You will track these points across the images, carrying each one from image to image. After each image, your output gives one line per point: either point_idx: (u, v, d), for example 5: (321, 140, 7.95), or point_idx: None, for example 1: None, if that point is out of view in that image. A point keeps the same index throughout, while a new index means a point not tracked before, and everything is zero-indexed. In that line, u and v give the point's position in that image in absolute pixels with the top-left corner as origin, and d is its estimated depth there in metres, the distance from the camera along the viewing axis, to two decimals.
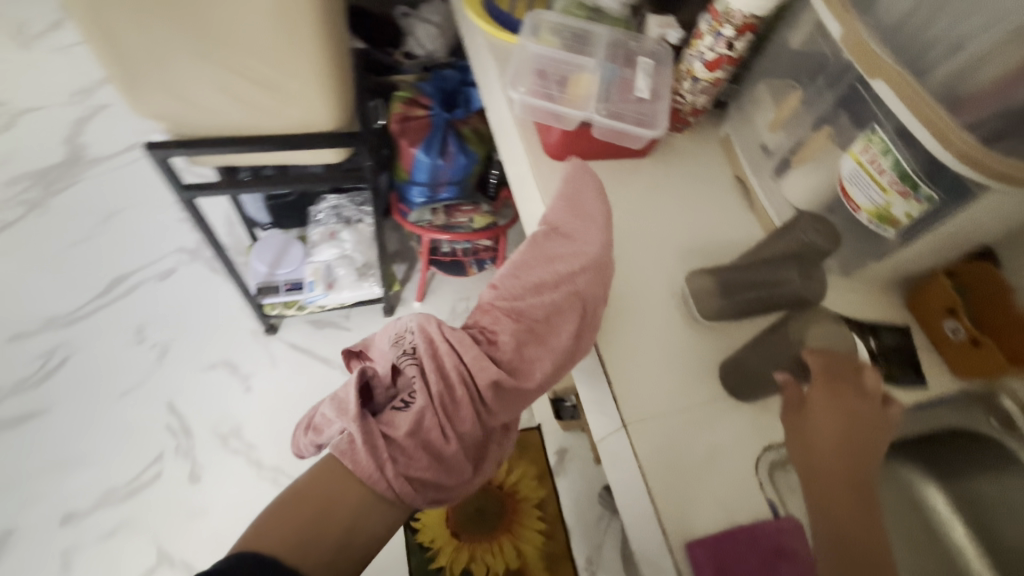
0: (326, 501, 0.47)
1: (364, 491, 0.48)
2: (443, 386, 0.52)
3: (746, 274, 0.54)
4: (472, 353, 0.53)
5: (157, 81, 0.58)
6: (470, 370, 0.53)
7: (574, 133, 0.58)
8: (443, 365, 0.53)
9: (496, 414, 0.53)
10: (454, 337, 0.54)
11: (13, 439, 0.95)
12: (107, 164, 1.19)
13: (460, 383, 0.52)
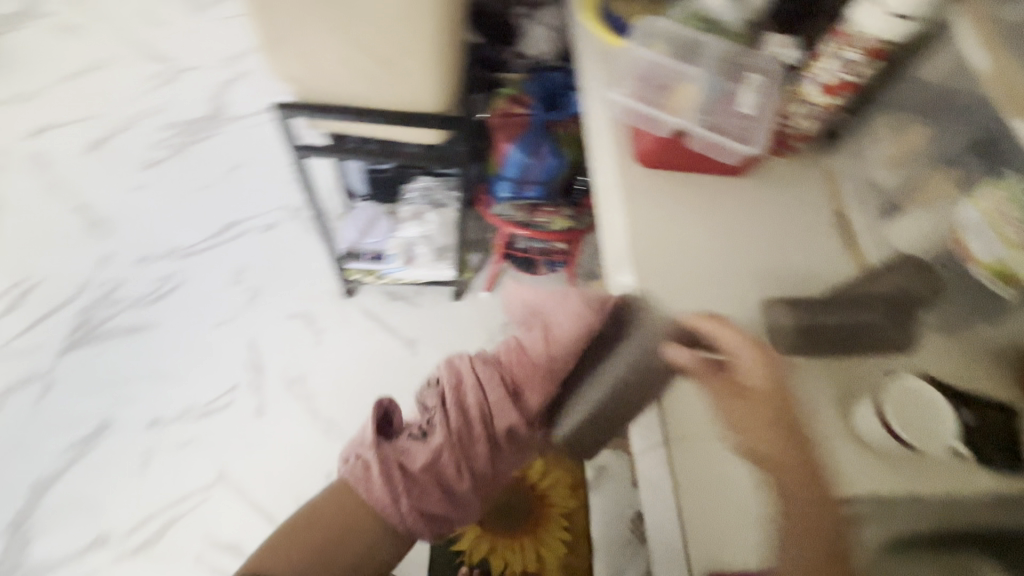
0: (336, 547, 0.62)
1: (368, 536, 0.63)
2: (459, 430, 0.64)
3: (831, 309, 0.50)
4: (496, 404, 0.64)
5: (293, 48, 0.64)
6: (487, 417, 0.65)
7: (666, 142, 0.56)
8: (467, 408, 0.65)
9: (503, 458, 0.67)
10: (477, 381, 0.65)
11: (124, 345, 1.09)
12: (241, 122, 1.34)
13: (477, 423, 0.64)
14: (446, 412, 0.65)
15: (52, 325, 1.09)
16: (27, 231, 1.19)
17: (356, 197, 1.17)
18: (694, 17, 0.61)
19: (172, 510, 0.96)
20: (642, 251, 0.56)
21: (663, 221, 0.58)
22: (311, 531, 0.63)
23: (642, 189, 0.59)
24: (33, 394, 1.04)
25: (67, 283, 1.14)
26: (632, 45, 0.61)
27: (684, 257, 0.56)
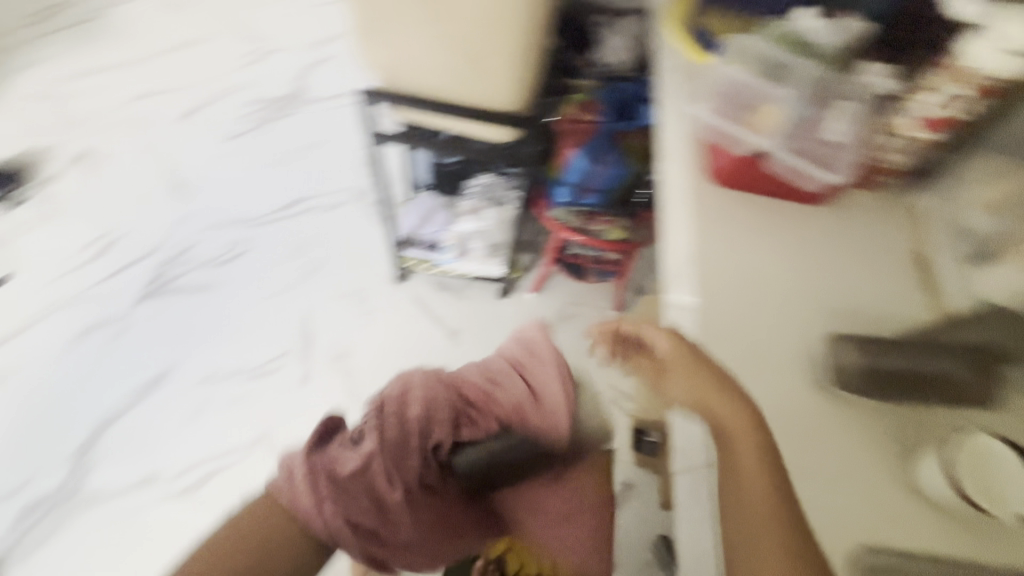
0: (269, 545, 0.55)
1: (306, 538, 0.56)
2: (400, 435, 0.60)
3: (905, 356, 0.47)
4: (440, 420, 0.62)
5: (385, 36, 0.67)
6: (437, 421, 0.62)
7: (747, 162, 0.56)
8: (406, 419, 0.61)
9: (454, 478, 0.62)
10: (430, 388, 0.64)
11: (189, 302, 1.15)
12: (319, 105, 1.41)
13: (415, 435, 0.61)
14: (383, 418, 0.61)
15: (127, 277, 1.17)
16: (117, 185, 1.27)
17: (419, 186, 1.21)
18: (783, 39, 0.58)
19: (216, 462, 1.01)
20: (705, 269, 0.55)
21: (729, 241, 0.57)
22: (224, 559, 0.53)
23: (710, 209, 0.59)
24: (107, 337, 1.11)
25: (146, 239, 1.22)
26: (719, 63, 0.60)
27: (747, 279, 0.55)
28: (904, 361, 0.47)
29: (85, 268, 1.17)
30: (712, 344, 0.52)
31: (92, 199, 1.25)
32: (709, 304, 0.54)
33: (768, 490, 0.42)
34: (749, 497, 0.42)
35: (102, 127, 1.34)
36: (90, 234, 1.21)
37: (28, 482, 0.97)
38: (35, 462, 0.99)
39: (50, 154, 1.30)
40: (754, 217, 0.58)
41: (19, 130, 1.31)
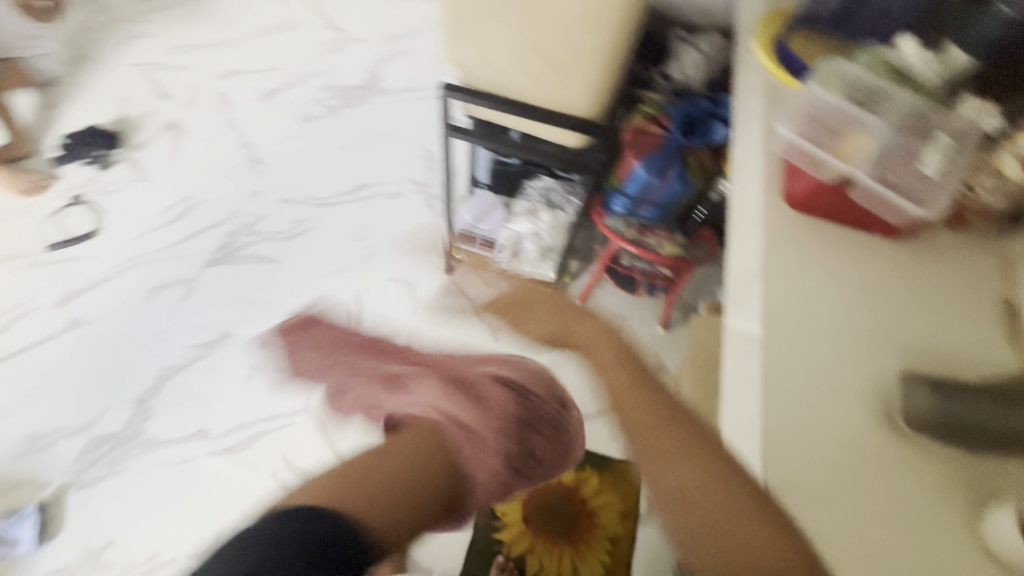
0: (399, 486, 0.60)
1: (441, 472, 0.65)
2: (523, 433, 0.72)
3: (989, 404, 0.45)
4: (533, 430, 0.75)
5: (473, 33, 0.69)
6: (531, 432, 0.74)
7: (829, 188, 0.55)
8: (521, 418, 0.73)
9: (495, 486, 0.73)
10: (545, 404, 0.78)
11: (255, 271, 1.22)
12: (390, 96, 1.46)
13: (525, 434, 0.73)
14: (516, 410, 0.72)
15: (205, 240, 1.25)
16: (199, 156, 1.36)
17: (478, 184, 1.23)
18: (882, 66, 0.56)
19: (262, 425, 1.06)
20: (769, 290, 0.55)
21: (796, 267, 0.56)
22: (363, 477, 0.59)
23: (781, 231, 0.58)
24: (177, 295, 1.18)
25: (222, 207, 1.29)
26: (807, 85, 0.59)
27: (810, 307, 0.53)
28: (987, 420, 0.44)
29: (163, 230, 1.25)
30: (769, 366, 0.51)
31: (177, 167, 1.34)
32: (772, 325, 0.53)
33: (651, 412, 0.54)
34: (644, 425, 0.54)
35: (192, 103, 1.44)
36: (168, 199, 1.29)
37: (98, 417, 1.04)
38: (103, 403, 1.06)
39: (144, 122, 1.41)
40: (828, 243, 0.57)
41: (120, 98, 1.43)
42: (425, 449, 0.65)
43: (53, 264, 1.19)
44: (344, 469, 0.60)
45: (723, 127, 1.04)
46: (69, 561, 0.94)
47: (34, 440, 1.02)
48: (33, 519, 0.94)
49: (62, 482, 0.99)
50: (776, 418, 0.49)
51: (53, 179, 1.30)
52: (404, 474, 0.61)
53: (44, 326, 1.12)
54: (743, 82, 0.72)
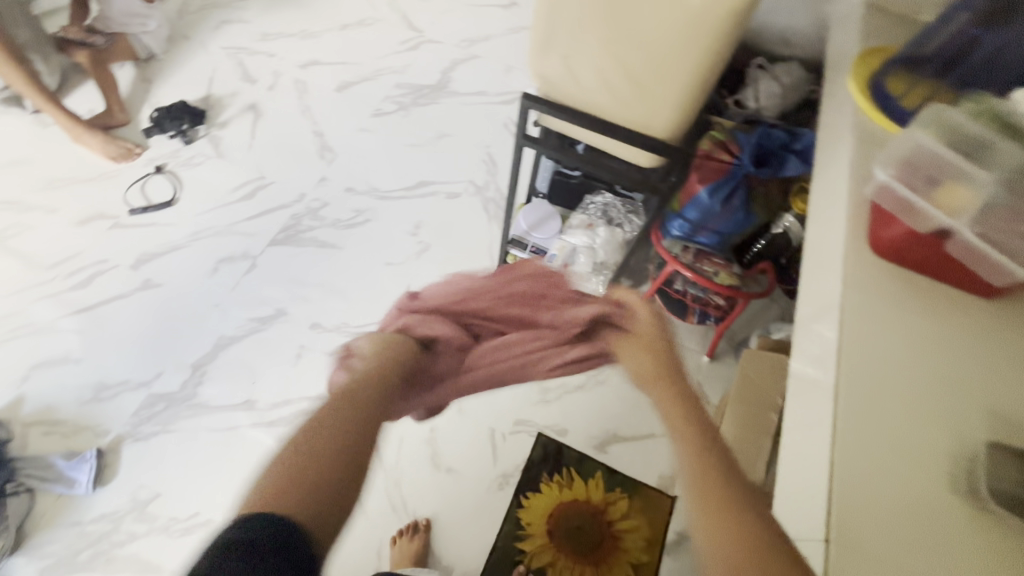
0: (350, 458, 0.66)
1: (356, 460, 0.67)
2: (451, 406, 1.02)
3: None
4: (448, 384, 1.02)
5: (561, 49, 0.69)
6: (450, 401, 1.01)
7: (923, 238, 0.54)
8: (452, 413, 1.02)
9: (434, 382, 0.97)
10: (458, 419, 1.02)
11: (314, 254, 1.26)
12: (458, 98, 1.49)
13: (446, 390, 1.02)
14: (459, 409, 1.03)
15: (271, 219, 1.30)
16: (274, 139, 1.42)
17: (537, 194, 1.24)
18: (988, 117, 0.53)
19: (305, 404, 1.09)
20: (847, 339, 0.54)
21: (879, 317, 0.55)
22: (319, 436, 0.67)
23: (866, 280, 0.57)
24: (239, 269, 1.23)
25: (291, 189, 1.35)
26: (905, 130, 0.56)
27: (889, 361, 0.52)
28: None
29: (234, 206, 1.32)
30: (843, 417, 0.51)
31: (253, 147, 1.41)
32: (847, 375, 0.52)
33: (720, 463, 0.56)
34: (706, 466, 0.56)
35: (273, 87, 1.51)
36: (241, 176, 1.36)
37: (157, 376, 1.11)
38: (164, 362, 1.12)
39: (228, 102, 1.48)
40: (917, 295, 0.55)
41: (208, 77, 1.52)
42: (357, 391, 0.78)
43: (134, 227, 1.27)
44: (316, 419, 0.70)
45: (795, 161, 1.02)
46: (117, 508, 0.99)
47: (100, 389, 1.09)
48: (92, 463, 1.00)
49: (120, 431, 1.05)
50: (844, 471, 0.49)
51: (142, 147, 1.38)
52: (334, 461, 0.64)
53: (118, 284, 1.20)
54: (833, 121, 0.72)
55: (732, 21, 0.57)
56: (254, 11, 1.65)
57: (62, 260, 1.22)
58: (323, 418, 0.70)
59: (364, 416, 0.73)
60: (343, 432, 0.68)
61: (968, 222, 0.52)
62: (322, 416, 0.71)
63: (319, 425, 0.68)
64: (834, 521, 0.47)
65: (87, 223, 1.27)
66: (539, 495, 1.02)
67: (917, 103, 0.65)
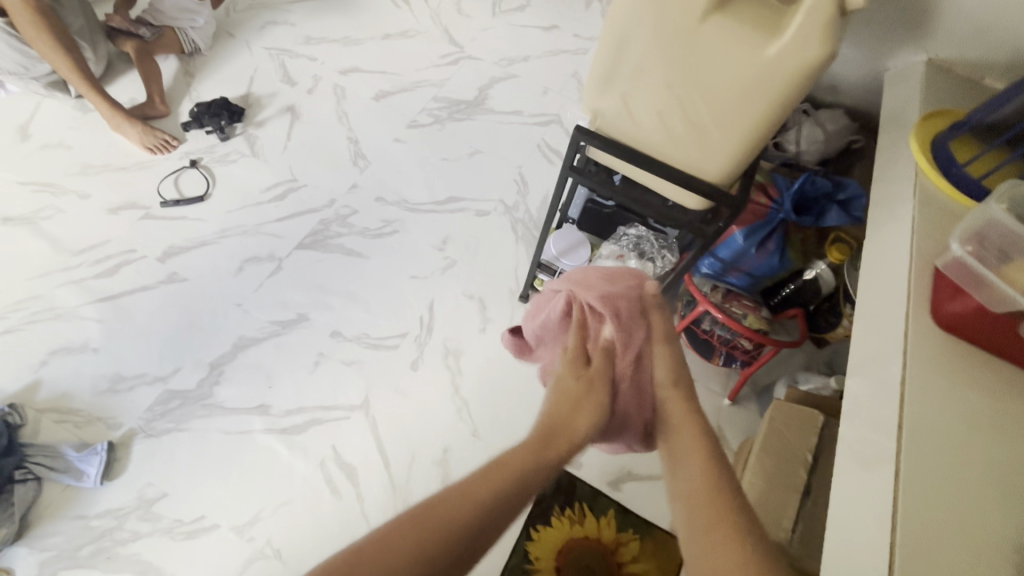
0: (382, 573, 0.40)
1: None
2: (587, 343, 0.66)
3: None
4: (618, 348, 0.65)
5: (618, 86, 0.69)
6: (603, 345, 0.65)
7: (993, 314, 0.53)
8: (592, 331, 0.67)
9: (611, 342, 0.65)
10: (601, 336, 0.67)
11: (340, 261, 1.26)
12: (495, 115, 1.50)
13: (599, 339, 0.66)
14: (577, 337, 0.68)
15: (300, 222, 1.30)
16: (309, 142, 1.43)
17: (568, 221, 1.23)
18: None
19: (319, 413, 1.08)
20: (907, 410, 0.54)
21: (938, 395, 0.54)
22: (402, 536, 0.43)
23: (926, 354, 0.56)
24: (264, 270, 1.23)
25: (322, 194, 1.35)
26: (979, 203, 0.56)
27: (951, 442, 0.52)
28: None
29: (264, 206, 1.32)
30: (902, 494, 0.50)
31: (288, 149, 1.41)
32: (907, 452, 0.52)
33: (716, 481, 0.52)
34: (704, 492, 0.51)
35: (312, 91, 1.52)
36: (275, 178, 1.36)
37: (175, 372, 1.10)
38: (183, 359, 1.11)
39: (267, 102, 1.49)
40: (975, 372, 0.56)
41: (249, 76, 1.53)
42: (509, 470, 0.51)
43: (164, 219, 1.27)
44: (433, 507, 0.45)
45: (836, 212, 1.01)
46: (123, 505, 0.98)
47: (117, 381, 1.08)
48: (102, 456, 0.99)
49: (133, 425, 1.04)
50: (905, 551, 0.47)
51: (179, 141, 1.39)
52: None
53: (144, 275, 1.20)
54: (892, 181, 0.72)
55: (806, 73, 0.56)
56: (299, 14, 1.67)
57: (91, 247, 1.23)
58: (463, 495, 0.47)
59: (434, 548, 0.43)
60: (428, 552, 0.43)
61: None
62: (421, 510, 0.45)
63: (413, 551, 0.42)
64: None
65: (119, 212, 1.28)
66: (549, 528, 0.99)
67: (984, 172, 0.65)
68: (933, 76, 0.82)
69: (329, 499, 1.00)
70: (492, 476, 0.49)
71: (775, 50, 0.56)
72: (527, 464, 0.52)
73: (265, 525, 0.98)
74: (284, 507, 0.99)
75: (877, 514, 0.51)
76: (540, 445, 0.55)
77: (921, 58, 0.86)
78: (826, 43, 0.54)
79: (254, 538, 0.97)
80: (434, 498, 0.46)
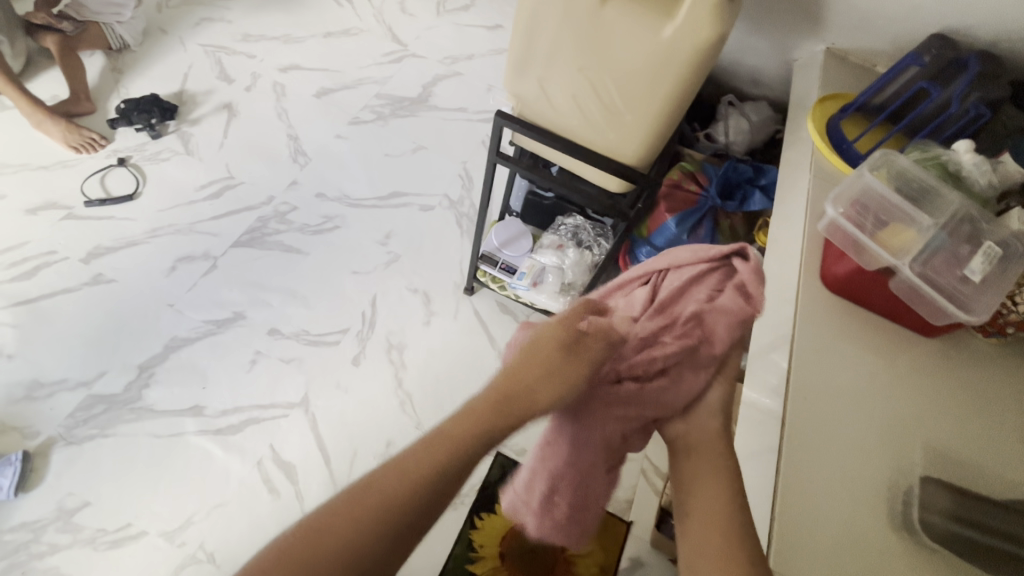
0: (394, 469, 0.47)
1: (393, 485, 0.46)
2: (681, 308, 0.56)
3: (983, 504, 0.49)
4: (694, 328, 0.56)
5: (534, 70, 0.71)
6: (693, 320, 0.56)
7: (870, 273, 0.60)
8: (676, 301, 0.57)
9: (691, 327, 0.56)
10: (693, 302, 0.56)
11: (279, 258, 1.23)
12: (439, 111, 1.50)
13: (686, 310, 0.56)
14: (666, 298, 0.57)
15: (236, 220, 1.27)
16: (246, 140, 1.39)
17: (510, 213, 1.24)
18: (937, 166, 0.62)
19: (256, 412, 1.05)
20: (799, 373, 0.59)
21: (828, 360, 0.60)
22: (365, 495, 0.46)
23: (815, 321, 0.63)
24: (198, 270, 1.19)
25: (260, 191, 1.32)
26: (857, 171, 0.63)
27: (837, 400, 0.58)
28: None
29: (198, 204, 1.28)
30: (792, 450, 0.55)
31: (224, 146, 1.37)
32: (797, 406, 0.57)
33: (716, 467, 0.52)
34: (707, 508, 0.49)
35: (250, 89, 1.49)
36: (209, 175, 1.32)
37: (99, 376, 1.05)
38: (107, 362, 1.06)
39: (202, 99, 1.45)
40: (861, 330, 0.62)
41: (183, 73, 1.49)
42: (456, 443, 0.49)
43: (89, 219, 1.22)
44: (368, 485, 0.46)
45: (759, 196, 1.04)
46: (41, 517, 0.93)
47: (34, 387, 1.03)
48: (16, 467, 0.93)
49: (53, 433, 0.99)
50: (790, 495, 0.52)
51: (107, 140, 1.33)
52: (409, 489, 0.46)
53: (66, 277, 1.14)
54: (794, 160, 0.80)
55: (701, 55, 0.59)
56: (237, 12, 1.63)
57: (8, 249, 1.16)
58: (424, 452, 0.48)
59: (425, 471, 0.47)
60: (374, 523, 0.44)
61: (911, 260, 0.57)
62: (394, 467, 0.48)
63: (360, 513, 0.44)
64: (779, 546, 0.50)
65: (38, 212, 1.22)
66: (494, 516, 0.92)
67: (869, 150, 0.74)
68: (832, 65, 0.89)
69: (267, 499, 0.98)
70: (444, 447, 0.49)
71: (671, 31, 0.59)
72: (472, 429, 0.50)
73: (198, 530, 0.94)
74: (218, 510, 0.96)
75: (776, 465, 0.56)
76: (493, 411, 0.51)
77: (822, 47, 0.92)
78: (716, 25, 0.57)
79: (185, 543, 0.93)
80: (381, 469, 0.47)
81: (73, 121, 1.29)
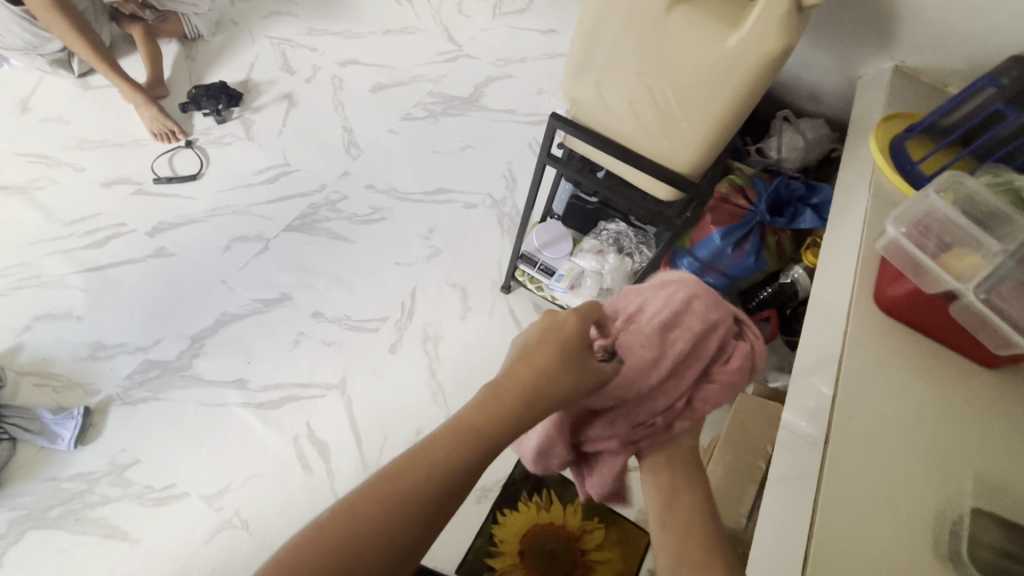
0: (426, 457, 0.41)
1: (432, 468, 0.41)
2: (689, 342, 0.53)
3: None
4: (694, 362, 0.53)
5: (592, 73, 0.72)
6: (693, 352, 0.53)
7: (929, 296, 0.58)
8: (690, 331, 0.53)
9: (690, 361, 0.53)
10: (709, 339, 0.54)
11: (327, 245, 1.28)
12: (489, 112, 1.52)
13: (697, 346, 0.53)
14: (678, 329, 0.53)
15: (290, 205, 1.33)
16: (302, 129, 1.45)
17: (552, 216, 1.25)
18: (1008, 191, 0.61)
19: (296, 390, 1.09)
20: (848, 393, 0.59)
21: (877, 382, 0.59)
22: (408, 479, 0.40)
23: (865, 340, 0.62)
24: (251, 250, 1.25)
25: (313, 179, 1.37)
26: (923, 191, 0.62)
27: (884, 425, 0.56)
28: None
29: (256, 187, 1.34)
30: (831, 467, 0.55)
31: (282, 134, 1.44)
32: (842, 426, 0.57)
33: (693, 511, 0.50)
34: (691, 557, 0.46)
35: (310, 81, 1.55)
36: (267, 161, 1.39)
37: (156, 343, 1.12)
38: (162, 330, 1.13)
39: (265, 89, 1.52)
40: (916, 352, 0.61)
41: (250, 63, 1.57)
42: (463, 433, 0.43)
43: (157, 196, 1.30)
44: (390, 480, 0.40)
45: (810, 215, 1.01)
46: (95, 469, 0.99)
47: (98, 348, 1.10)
48: (77, 420, 1.00)
49: (111, 392, 1.06)
50: (828, 513, 0.52)
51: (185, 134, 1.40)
52: (444, 473, 0.41)
53: (133, 248, 1.22)
54: (853, 180, 0.79)
55: (763, 66, 0.59)
56: (304, 8, 1.70)
57: (82, 218, 1.25)
58: (449, 434, 0.42)
59: (467, 445, 0.42)
60: (410, 509, 0.39)
61: (976, 286, 0.56)
62: (420, 454, 0.42)
63: (384, 512, 0.39)
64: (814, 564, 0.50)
65: (111, 185, 1.30)
66: (516, 512, 0.91)
67: (933, 173, 0.73)
68: (899, 85, 0.87)
69: (299, 474, 1.02)
70: (457, 435, 0.42)
71: (734, 42, 0.59)
72: (477, 415, 0.44)
73: (234, 496, 0.99)
74: (255, 479, 1.00)
75: (812, 471, 0.56)
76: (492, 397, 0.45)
77: (890, 64, 0.90)
78: (782, 38, 0.56)
79: (223, 508, 0.98)
80: (403, 462, 0.41)
81: (162, 111, 1.36)
